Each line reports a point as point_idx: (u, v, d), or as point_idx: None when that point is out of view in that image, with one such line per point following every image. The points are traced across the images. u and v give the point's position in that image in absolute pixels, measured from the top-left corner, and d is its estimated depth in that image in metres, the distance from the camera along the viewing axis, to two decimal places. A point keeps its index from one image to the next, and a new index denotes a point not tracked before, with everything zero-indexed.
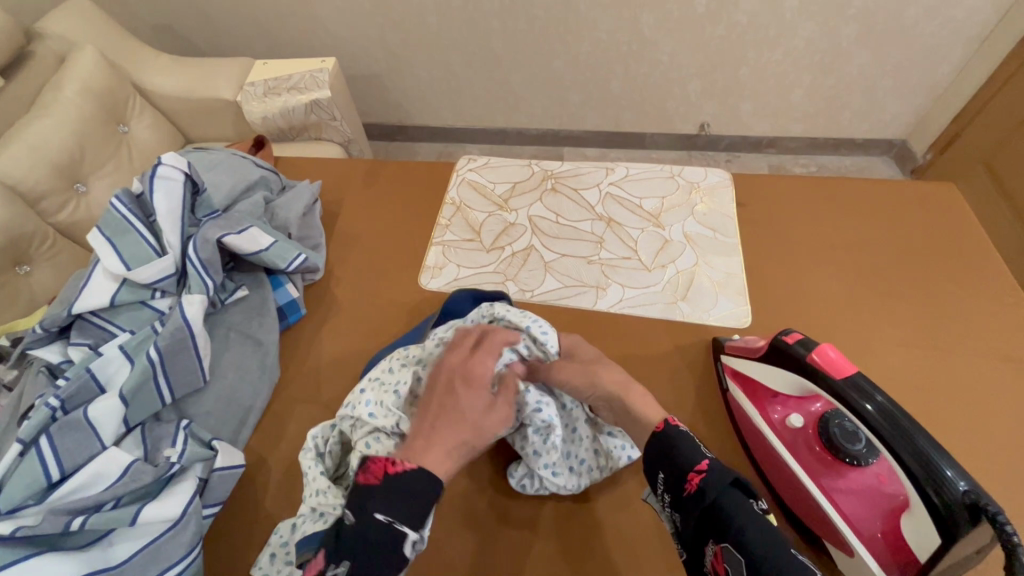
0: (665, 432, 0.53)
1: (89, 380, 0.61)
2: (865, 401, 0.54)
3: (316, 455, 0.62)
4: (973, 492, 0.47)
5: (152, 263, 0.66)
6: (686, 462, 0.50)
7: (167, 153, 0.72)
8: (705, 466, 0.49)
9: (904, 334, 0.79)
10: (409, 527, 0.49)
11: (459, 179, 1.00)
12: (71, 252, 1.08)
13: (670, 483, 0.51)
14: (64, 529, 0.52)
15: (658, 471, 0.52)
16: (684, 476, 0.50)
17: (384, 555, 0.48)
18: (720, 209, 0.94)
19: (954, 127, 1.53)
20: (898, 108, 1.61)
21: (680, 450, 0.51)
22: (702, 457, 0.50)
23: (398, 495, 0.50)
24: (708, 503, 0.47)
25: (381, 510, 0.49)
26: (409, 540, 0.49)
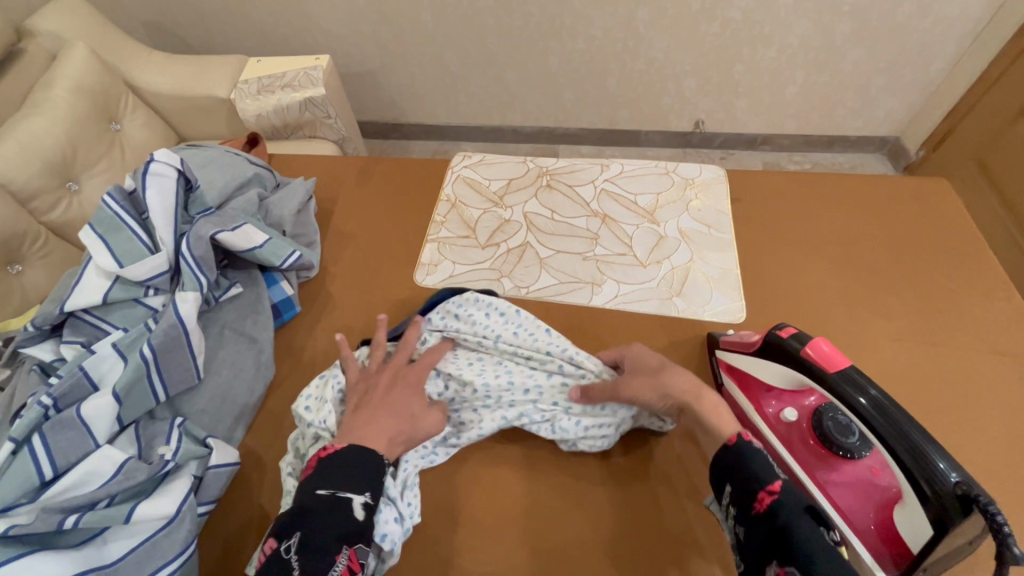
0: (739, 447, 0.54)
1: (82, 377, 0.61)
2: (860, 395, 0.55)
3: (296, 459, 0.64)
4: (964, 483, 0.47)
5: (145, 260, 0.66)
6: (757, 480, 0.51)
7: (160, 149, 0.71)
8: (777, 487, 0.49)
9: (897, 328, 0.79)
10: (352, 493, 0.55)
11: (453, 176, 1.00)
12: (64, 251, 1.07)
13: (738, 498, 0.51)
14: (57, 527, 0.52)
15: (727, 484, 0.53)
16: (753, 495, 0.50)
17: (332, 518, 0.53)
18: (714, 205, 0.94)
19: (947, 123, 1.54)
20: (891, 105, 1.62)
21: (752, 468, 0.52)
22: (775, 477, 0.50)
23: (332, 471, 0.56)
24: (778, 523, 0.47)
25: (321, 485, 0.55)
26: (358, 504, 0.55)
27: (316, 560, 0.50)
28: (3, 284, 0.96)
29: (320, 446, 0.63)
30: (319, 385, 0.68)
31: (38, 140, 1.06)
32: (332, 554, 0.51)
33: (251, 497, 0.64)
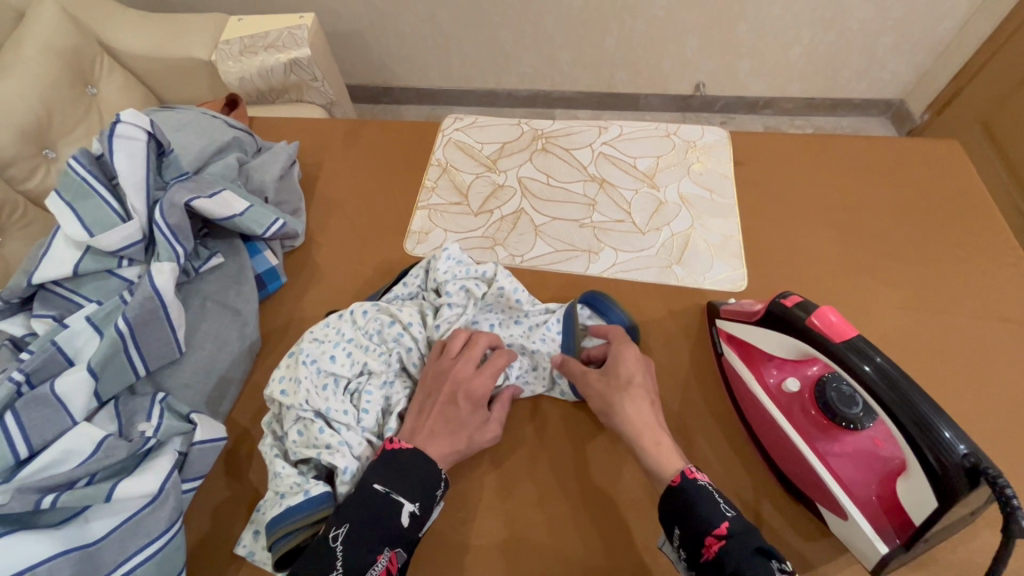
0: (683, 487, 0.51)
1: (55, 353, 0.58)
2: (864, 362, 0.51)
3: (275, 440, 0.62)
4: (972, 455, 0.45)
5: (115, 228, 0.62)
6: (704, 522, 0.48)
7: (127, 109, 0.66)
8: (724, 531, 0.47)
9: (901, 295, 0.77)
10: (405, 497, 0.55)
11: (444, 140, 0.96)
12: (43, 222, 1.04)
13: (687, 541, 0.49)
14: (35, 507, 0.50)
15: (674, 528, 0.50)
16: (701, 541, 0.48)
17: (380, 519, 0.53)
18: (717, 168, 0.91)
19: (955, 84, 1.49)
20: (897, 66, 1.56)
21: (696, 509, 0.49)
22: (720, 518, 0.48)
23: (393, 468, 0.56)
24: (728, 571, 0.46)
25: (379, 481, 0.55)
26: (407, 510, 0.55)
27: (359, 557, 0.52)
28: None
29: (301, 428, 0.60)
30: (289, 363, 0.63)
31: (8, 103, 1.00)
32: (377, 554, 0.52)
33: (240, 473, 0.64)
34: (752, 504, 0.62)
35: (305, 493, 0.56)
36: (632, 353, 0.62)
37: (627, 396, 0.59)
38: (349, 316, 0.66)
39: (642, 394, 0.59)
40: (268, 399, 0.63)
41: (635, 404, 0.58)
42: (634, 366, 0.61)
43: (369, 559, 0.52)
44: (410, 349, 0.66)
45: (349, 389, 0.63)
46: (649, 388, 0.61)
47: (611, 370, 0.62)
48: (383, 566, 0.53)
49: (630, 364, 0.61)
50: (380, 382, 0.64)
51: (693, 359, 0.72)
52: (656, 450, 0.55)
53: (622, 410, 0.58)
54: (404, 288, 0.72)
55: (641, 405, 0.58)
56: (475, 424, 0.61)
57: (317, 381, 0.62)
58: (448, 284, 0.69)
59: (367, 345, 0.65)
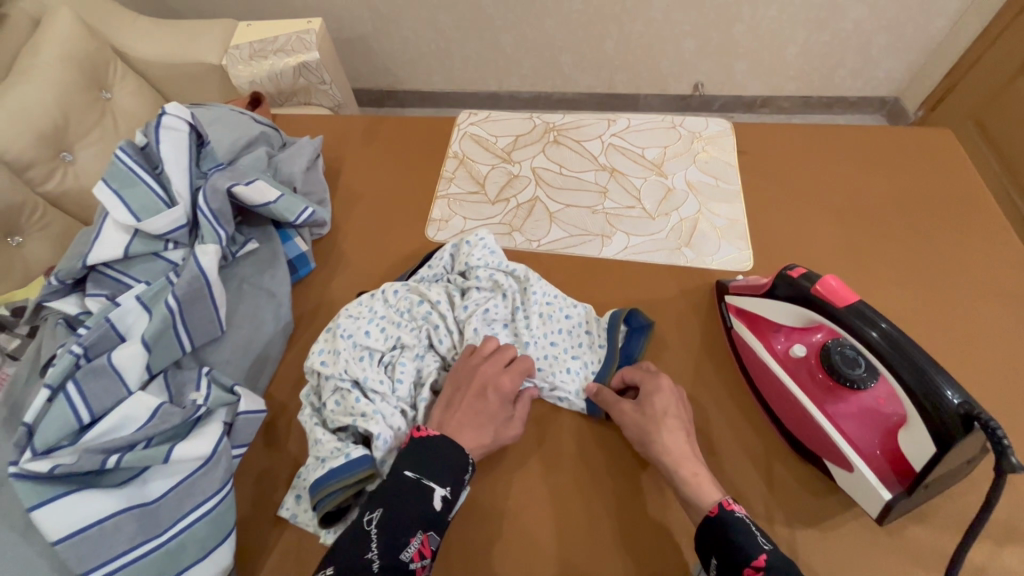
0: (722, 518, 0.55)
1: (109, 329, 0.62)
2: (870, 328, 0.55)
3: (314, 410, 0.66)
4: (966, 404, 0.50)
5: (163, 213, 0.66)
6: (743, 553, 0.52)
7: (171, 103, 0.70)
8: (761, 563, 0.50)
9: (897, 273, 0.82)
10: (435, 482, 0.57)
11: (460, 133, 1.00)
12: (62, 222, 1.07)
13: (724, 570, 0.53)
14: (100, 466, 0.53)
15: (713, 556, 0.54)
16: (738, 568, 0.51)
17: (413, 502, 0.56)
18: (721, 156, 0.95)
19: (947, 82, 1.55)
20: (892, 65, 1.61)
21: (735, 540, 0.53)
22: (759, 551, 0.51)
23: (421, 454, 0.59)
24: None
25: (410, 467, 0.58)
26: (439, 495, 0.57)
27: (394, 540, 0.54)
28: (4, 257, 0.97)
29: (339, 398, 0.63)
30: (327, 337, 0.67)
31: (28, 108, 1.04)
32: (411, 536, 0.54)
33: (279, 443, 0.68)
34: (765, 466, 0.66)
35: (346, 455, 0.59)
36: (666, 385, 0.66)
37: (663, 428, 0.62)
38: (380, 295, 0.71)
39: (677, 427, 0.63)
40: (307, 372, 0.67)
41: (672, 439, 0.61)
42: (670, 403, 0.64)
43: (403, 540, 0.54)
44: (438, 325, 0.70)
45: (383, 361, 0.67)
46: (683, 420, 0.64)
47: (645, 403, 0.65)
48: (416, 549, 0.54)
49: (665, 397, 0.65)
50: (413, 355, 0.68)
51: (704, 333, 0.76)
52: (695, 481, 0.59)
53: (661, 441, 0.62)
54: (430, 270, 0.77)
55: (679, 437, 0.62)
56: (502, 419, 0.65)
57: (354, 353, 0.65)
58: (477, 268, 0.74)
59: (399, 321, 0.69)
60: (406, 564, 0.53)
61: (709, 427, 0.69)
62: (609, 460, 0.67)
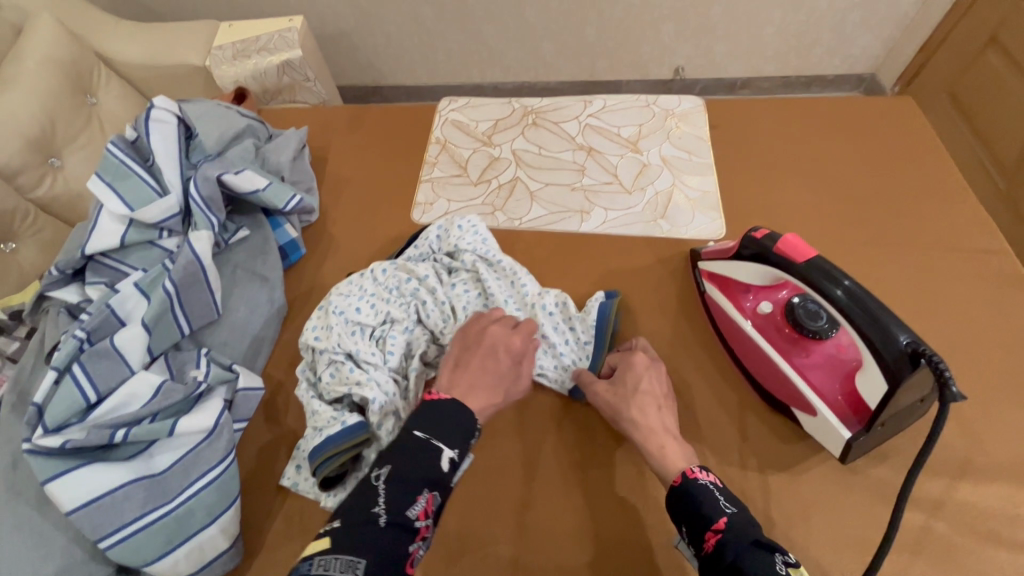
0: (685, 486, 0.56)
1: (110, 314, 0.64)
2: (834, 286, 0.58)
3: (310, 384, 0.69)
4: (913, 342, 0.54)
5: (155, 202, 0.68)
6: (705, 518, 0.53)
7: (158, 97, 0.73)
8: (722, 526, 0.52)
9: (862, 234, 0.86)
10: (444, 442, 0.57)
11: (441, 120, 1.03)
12: (54, 227, 1.09)
13: (692, 536, 0.54)
14: (109, 440, 0.56)
15: (682, 524, 0.55)
16: (702, 535, 0.52)
17: (423, 460, 0.55)
18: (694, 132, 0.99)
19: (922, 56, 1.59)
20: (867, 43, 1.64)
21: (698, 508, 0.54)
22: (720, 515, 0.52)
23: (430, 417, 0.58)
24: (727, 560, 0.49)
25: (419, 429, 0.57)
26: (447, 455, 0.56)
27: (400, 498, 0.52)
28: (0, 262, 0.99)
29: (334, 370, 0.67)
30: (320, 315, 0.71)
31: (16, 116, 1.06)
32: (417, 494, 0.53)
33: (278, 418, 0.71)
34: (740, 420, 0.69)
35: (343, 422, 0.63)
36: (640, 363, 0.69)
37: (634, 404, 0.65)
38: (370, 274, 0.74)
39: (649, 403, 0.65)
40: (302, 349, 0.71)
41: (641, 410, 0.64)
42: (649, 384, 0.67)
43: (410, 498, 0.52)
44: (426, 299, 0.73)
45: (374, 335, 0.70)
46: (658, 396, 0.66)
47: (619, 381, 0.68)
48: (423, 507, 0.53)
49: (637, 374, 0.68)
50: (402, 328, 0.71)
51: (680, 298, 0.80)
52: (662, 453, 0.60)
53: (631, 417, 0.64)
54: (417, 250, 0.80)
55: (650, 413, 0.64)
56: (512, 378, 0.65)
57: (346, 328, 0.69)
58: (464, 249, 0.77)
59: (388, 297, 0.72)
60: (413, 521, 0.51)
61: (687, 384, 0.72)
62: (602, 426, 0.71)
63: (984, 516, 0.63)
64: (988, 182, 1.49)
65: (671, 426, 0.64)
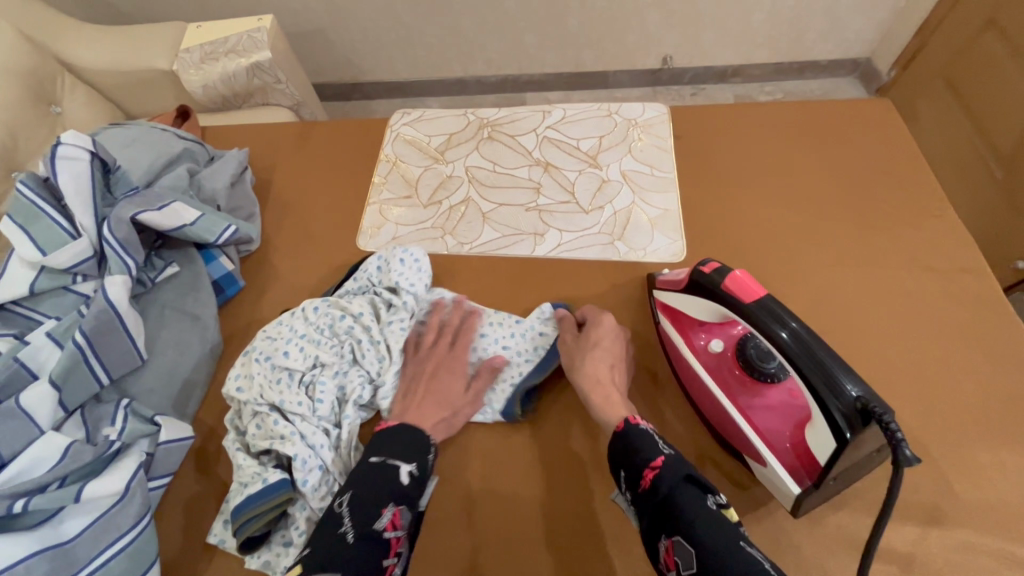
0: (625, 431, 0.58)
1: (19, 368, 0.61)
2: (779, 327, 0.54)
3: (238, 435, 0.66)
4: (864, 397, 0.49)
5: (65, 247, 0.64)
6: (641, 459, 0.55)
7: (67, 131, 0.67)
8: (659, 462, 0.54)
9: (832, 252, 0.81)
10: (401, 459, 0.59)
11: (393, 135, 0.98)
12: None
13: (630, 482, 0.55)
14: (6, 512, 0.53)
15: (621, 470, 0.57)
16: (639, 473, 0.54)
17: (382, 480, 0.57)
18: (657, 143, 0.94)
19: (918, 39, 1.50)
20: (861, 25, 1.59)
21: (637, 450, 0.56)
22: (658, 454, 0.55)
23: (387, 441, 0.60)
24: (661, 495, 0.52)
25: (373, 454, 0.59)
26: (406, 470, 0.58)
27: (365, 514, 0.54)
28: None
29: (259, 422, 0.64)
30: (244, 362, 0.69)
31: None
32: (382, 508, 0.55)
33: (208, 470, 0.68)
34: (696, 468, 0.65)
35: (265, 479, 0.60)
36: (607, 322, 0.70)
37: (587, 356, 0.67)
38: (301, 314, 0.71)
39: (604, 356, 0.67)
40: (228, 398, 0.68)
41: (595, 364, 0.66)
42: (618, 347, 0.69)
43: (375, 512, 0.54)
44: (360, 339, 0.70)
45: (303, 381, 0.67)
46: (614, 353, 0.68)
47: (584, 334, 0.70)
48: (389, 519, 0.55)
49: (603, 330, 0.69)
50: (332, 372, 0.68)
51: (635, 329, 0.76)
52: (605, 402, 0.62)
53: (583, 367, 0.66)
54: (354, 284, 0.77)
55: (600, 366, 0.66)
56: (458, 393, 0.68)
57: (271, 376, 0.67)
58: (405, 288, 0.74)
59: (318, 339, 0.69)
60: (380, 533, 0.54)
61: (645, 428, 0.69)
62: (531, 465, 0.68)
63: (949, 568, 0.60)
64: (986, 172, 1.33)
65: (620, 382, 0.66)
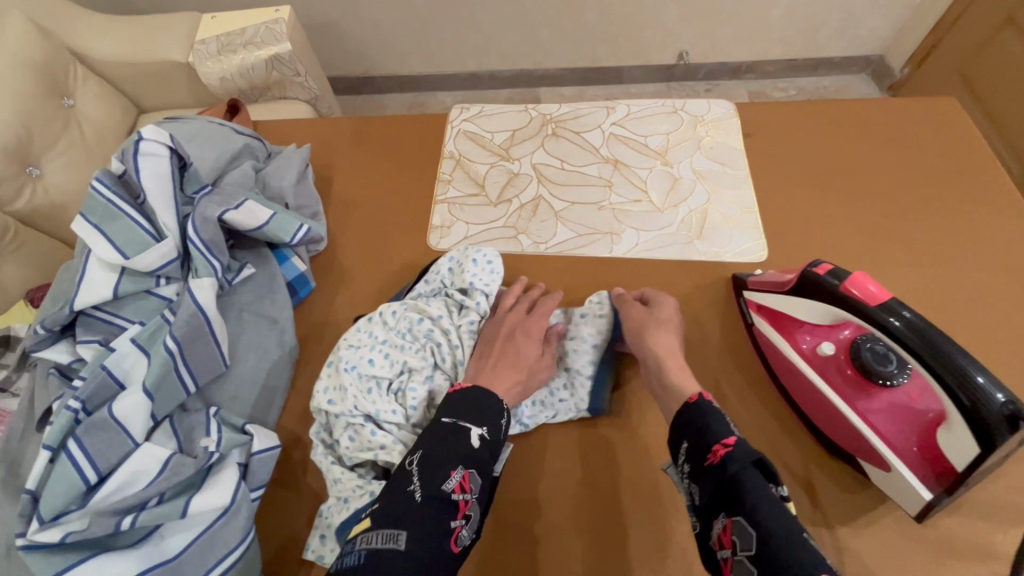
0: (698, 404, 0.56)
1: (107, 376, 0.57)
2: (892, 317, 0.54)
3: (327, 448, 0.63)
4: (1010, 402, 0.48)
5: (151, 248, 0.62)
6: (711, 436, 0.53)
7: (147, 126, 0.65)
8: (731, 441, 0.52)
9: (910, 252, 0.80)
10: (472, 422, 0.57)
11: (454, 131, 0.96)
12: (37, 243, 1.01)
13: (692, 454, 0.54)
14: (114, 529, 0.51)
15: (685, 442, 0.55)
16: (708, 448, 0.53)
17: (453, 442, 0.56)
18: (726, 140, 0.92)
19: (932, 37, 1.50)
20: (875, 23, 1.56)
21: (709, 423, 0.54)
22: (731, 433, 0.53)
23: (458, 405, 0.59)
24: (728, 473, 0.50)
25: (446, 414, 0.58)
26: (476, 434, 0.57)
27: (433, 473, 0.53)
28: None
29: (352, 433, 0.62)
30: (330, 372, 0.65)
31: None
32: (451, 470, 0.54)
33: (297, 481, 0.65)
34: (803, 475, 0.64)
35: (371, 493, 0.58)
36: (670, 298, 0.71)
37: (657, 325, 0.67)
38: (378, 318, 0.68)
39: (672, 330, 0.68)
40: (314, 411, 0.65)
41: (664, 334, 0.66)
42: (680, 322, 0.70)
43: (443, 473, 0.53)
44: (442, 342, 0.67)
45: (392, 389, 0.65)
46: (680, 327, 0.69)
47: (652, 307, 0.70)
48: (457, 481, 0.53)
49: (669, 305, 0.70)
50: (422, 378, 0.65)
51: (724, 331, 0.75)
52: (679, 369, 0.62)
53: (652, 335, 0.66)
54: (428, 286, 0.74)
55: (668, 333, 0.67)
56: (534, 357, 0.67)
57: (360, 386, 0.64)
58: (478, 289, 0.71)
59: (402, 344, 0.67)
60: (448, 493, 0.52)
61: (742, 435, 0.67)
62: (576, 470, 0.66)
63: None
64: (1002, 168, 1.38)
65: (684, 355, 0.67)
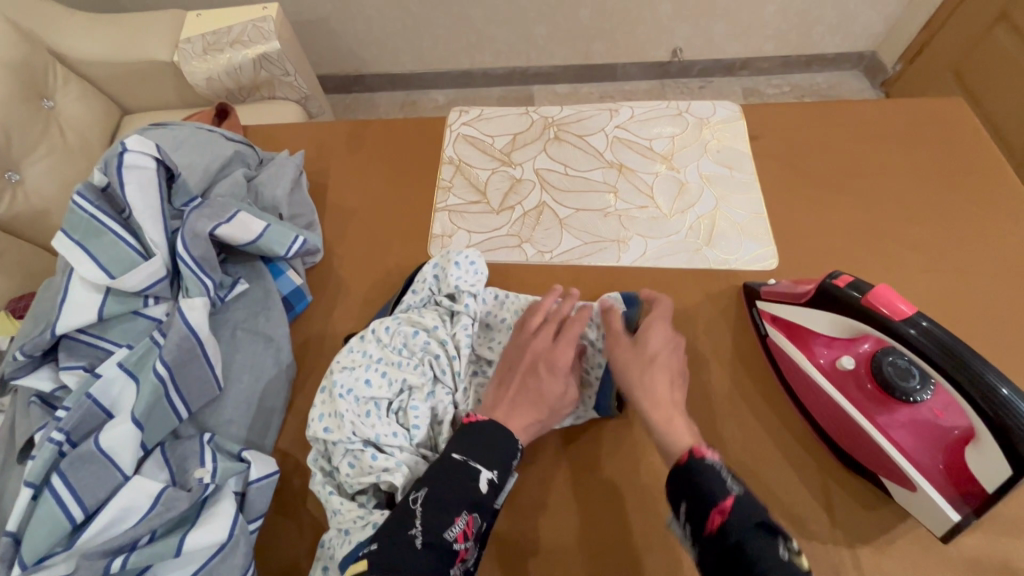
0: (692, 466, 0.51)
1: (92, 406, 0.54)
2: (909, 327, 0.53)
3: (326, 476, 0.60)
4: None
5: (138, 267, 0.58)
6: (709, 498, 0.49)
7: (130, 136, 0.61)
8: (728, 505, 0.47)
9: (923, 256, 0.78)
10: (481, 463, 0.54)
11: (453, 136, 0.92)
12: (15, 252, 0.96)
13: (692, 517, 0.50)
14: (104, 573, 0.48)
15: (682, 503, 0.51)
16: (705, 513, 0.48)
17: (458, 484, 0.53)
18: (732, 143, 0.90)
19: (925, 33, 1.48)
20: (868, 19, 1.54)
21: (704, 483, 0.50)
22: (726, 493, 0.48)
23: (467, 438, 0.56)
24: (731, 541, 0.46)
25: (456, 450, 0.55)
26: (485, 477, 0.54)
27: (438, 518, 0.51)
28: None
29: (352, 460, 0.59)
30: (324, 399, 0.62)
31: None
32: (455, 516, 0.51)
33: (298, 507, 0.62)
34: (821, 493, 0.62)
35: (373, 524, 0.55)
36: (659, 330, 0.63)
37: (646, 370, 0.60)
38: (371, 335, 0.65)
39: (663, 372, 0.60)
40: (310, 438, 0.62)
41: (654, 383, 0.59)
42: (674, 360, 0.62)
43: (448, 520, 0.51)
44: (439, 355, 0.64)
45: (392, 409, 0.61)
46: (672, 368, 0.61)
47: (640, 342, 0.62)
48: (461, 528, 0.51)
49: (657, 337, 0.62)
50: (424, 396, 0.62)
51: (736, 342, 0.72)
52: (668, 425, 0.56)
53: (641, 383, 0.59)
54: (416, 296, 0.70)
55: (658, 378, 0.60)
56: (558, 393, 0.60)
57: (358, 410, 0.60)
58: (465, 293, 0.68)
59: (399, 361, 0.63)
60: (450, 543, 0.50)
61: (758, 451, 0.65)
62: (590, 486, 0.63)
63: None
64: None
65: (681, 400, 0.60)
